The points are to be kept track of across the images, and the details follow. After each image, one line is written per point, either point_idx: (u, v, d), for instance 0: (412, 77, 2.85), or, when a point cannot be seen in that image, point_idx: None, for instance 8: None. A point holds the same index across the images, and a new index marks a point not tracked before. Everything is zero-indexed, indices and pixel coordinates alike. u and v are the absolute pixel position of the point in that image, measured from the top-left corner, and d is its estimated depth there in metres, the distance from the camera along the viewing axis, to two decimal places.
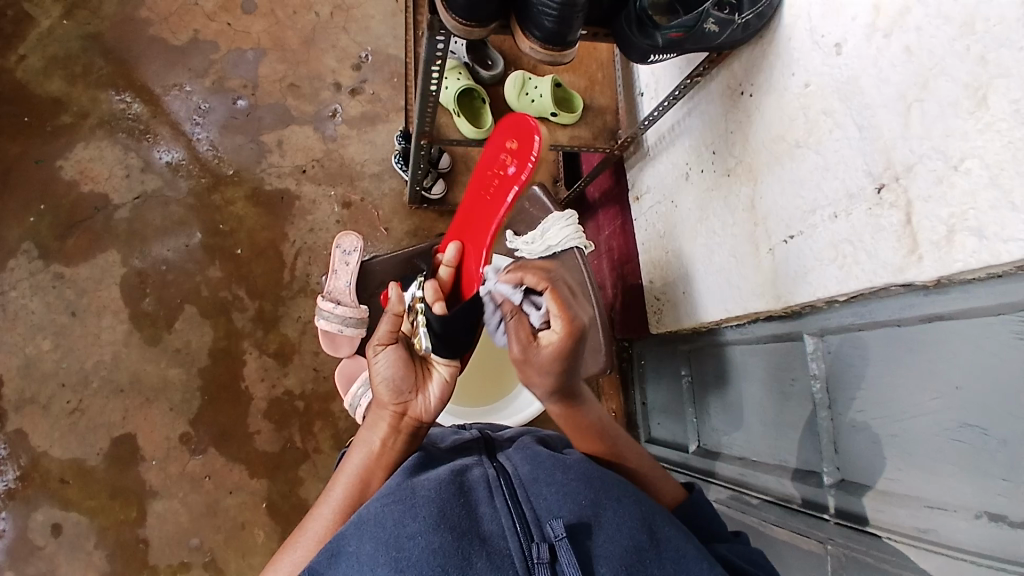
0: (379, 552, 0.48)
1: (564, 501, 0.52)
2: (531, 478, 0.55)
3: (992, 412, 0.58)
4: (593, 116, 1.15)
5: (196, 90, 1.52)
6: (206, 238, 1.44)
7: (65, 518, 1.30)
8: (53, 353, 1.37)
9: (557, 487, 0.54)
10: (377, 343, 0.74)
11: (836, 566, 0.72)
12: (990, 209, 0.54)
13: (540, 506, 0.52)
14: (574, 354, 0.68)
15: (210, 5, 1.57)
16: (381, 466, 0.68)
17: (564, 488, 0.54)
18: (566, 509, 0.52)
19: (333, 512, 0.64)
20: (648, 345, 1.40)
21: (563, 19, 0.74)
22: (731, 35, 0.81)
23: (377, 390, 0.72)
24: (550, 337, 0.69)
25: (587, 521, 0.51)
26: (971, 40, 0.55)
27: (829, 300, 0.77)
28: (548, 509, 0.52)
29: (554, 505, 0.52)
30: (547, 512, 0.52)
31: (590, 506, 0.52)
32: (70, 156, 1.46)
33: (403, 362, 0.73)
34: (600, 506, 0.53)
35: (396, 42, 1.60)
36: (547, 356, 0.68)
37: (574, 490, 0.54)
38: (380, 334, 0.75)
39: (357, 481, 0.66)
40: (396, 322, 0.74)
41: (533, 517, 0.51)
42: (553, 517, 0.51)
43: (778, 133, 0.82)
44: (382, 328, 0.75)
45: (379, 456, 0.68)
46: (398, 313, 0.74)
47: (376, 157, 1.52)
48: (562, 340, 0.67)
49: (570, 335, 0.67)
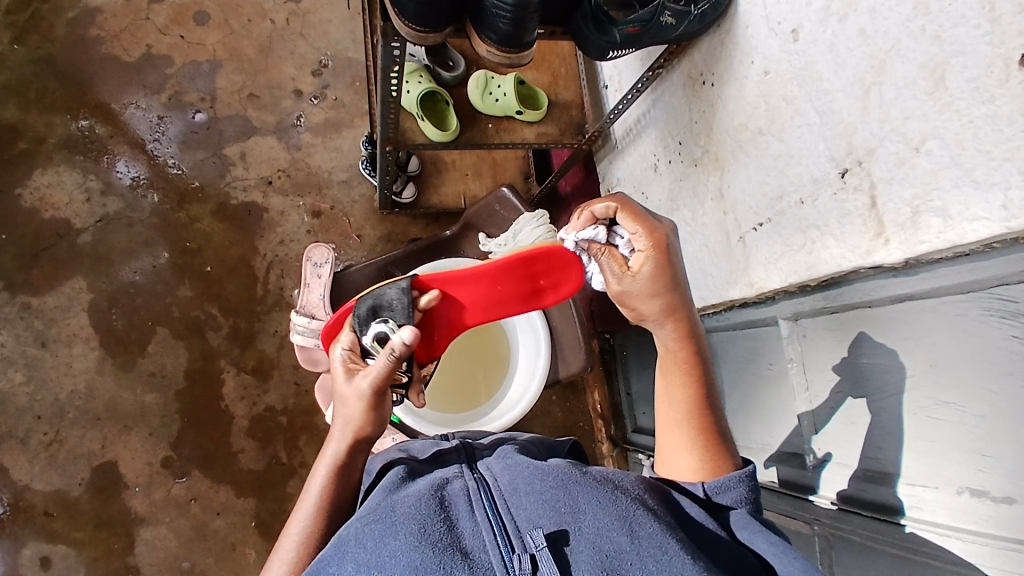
0: (361, 571, 0.48)
1: (543, 510, 0.52)
2: (511, 488, 0.55)
3: (967, 387, 0.58)
4: (558, 112, 1.14)
5: (153, 106, 1.49)
6: (174, 258, 1.41)
7: (54, 552, 1.28)
8: (27, 386, 1.34)
9: (536, 495, 0.54)
10: (377, 389, 0.64)
11: (824, 545, 0.76)
12: (953, 188, 0.54)
13: (520, 516, 0.52)
14: (665, 266, 0.68)
15: (161, 19, 1.53)
16: (345, 484, 0.65)
17: (544, 496, 0.53)
18: (545, 517, 0.51)
19: (298, 549, 0.61)
20: (630, 334, 1.33)
21: (517, 20, 0.74)
22: (687, 28, 0.81)
23: (362, 427, 0.65)
24: (641, 260, 0.68)
25: (567, 528, 0.50)
26: (926, 20, 0.55)
27: (801, 285, 0.77)
28: (528, 519, 0.51)
29: (534, 514, 0.52)
30: (528, 522, 0.51)
31: (570, 512, 0.52)
32: (28, 184, 1.42)
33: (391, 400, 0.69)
34: (580, 511, 0.52)
35: (355, 45, 1.57)
36: (648, 280, 0.68)
37: (554, 497, 0.53)
38: (380, 377, 0.64)
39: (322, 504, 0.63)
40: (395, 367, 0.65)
41: (513, 528, 0.50)
42: (534, 527, 0.50)
43: (741, 121, 0.82)
44: (384, 372, 0.64)
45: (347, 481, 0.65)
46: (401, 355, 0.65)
47: (344, 164, 1.50)
48: (653, 258, 0.67)
49: (655, 246, 0.67)
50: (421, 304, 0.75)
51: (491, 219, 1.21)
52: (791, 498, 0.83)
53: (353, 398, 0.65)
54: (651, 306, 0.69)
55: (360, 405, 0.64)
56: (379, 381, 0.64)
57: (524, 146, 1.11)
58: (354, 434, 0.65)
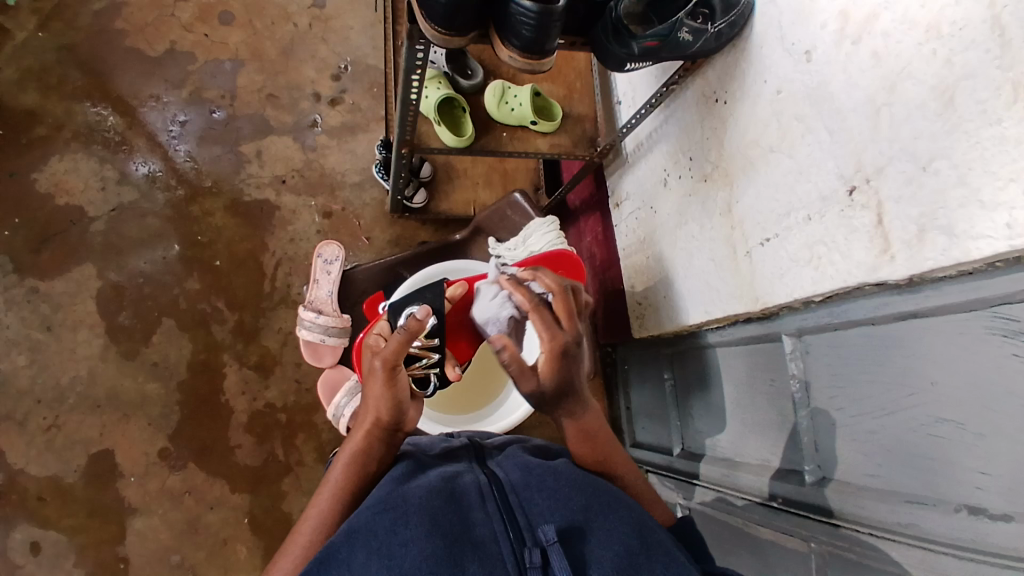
0: (372, 560, 0.48)
1: (555, 508, 0.54)
2: (522, 484, 0.57)
3: (966, 406, 0.59)
4: (572, 124, 1.16)
5: (173, 101, 1.51)
6: (184, 250, 1.43)
7: (44, 537, 1.27)
8: (29, 369, 1.34)
9: (548, 493, 0.55)
10: (387, 363, 0.66)
11: (819, 564, 0.74)
12: (959, 207, 0.55)
13: (531, 513, 0.53)
14: (561, 374, 0.66)
15: (187, 16, 1.56)
16: (365, 478, 0.66)
17: (556, 494, 0.55)
18: (556, 515, 0.53)
19: (314, 535, 0.62)
20: (631, 348, 1.38)
21: (540, 27, 0.75)
22: (703, 45, 0.83)
23: (380, 408, 0.67)
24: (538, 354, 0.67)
25: (579, 526, 0.52)
26: (937, 44, 0.57)
27: (805, 300, 0.78)
28: (540, 515, 0.53)
29: (546, 511, 0.53)
30: (538, 518, 0.53)
31: (581, 512, 0.54)
32: (44, 168, 1.44)
33: (410, 383, 0.70)
34: (591, 512, 0.54)
35: (375, 52, 1.60)
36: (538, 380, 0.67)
37: (567, 496, 0.55)
38: (391, 352, 0.66)
39: (345, 491, 0.65)
40: (406, 346, 0.66)
41: (525, 523, 0.52)
42: (544, 523, 0.52)
43: (752, 138, 0.84)
44: (393, 346, 0.65)
45: (369, 469, 0.66)
46: (410, 332, 0.66)
47: (357, 166, 1.53)
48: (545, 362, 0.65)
49: (558, 347, 0.64)
50: (450, 293, 0.84)
51: (502, 223, 1.22)
52: (786, 512, 0.83)
53: (370, 376, 0.67)
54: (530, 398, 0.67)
55: (377, 382, 0.67)
56: (390, 357, 0.66)
57: (537, 156, 1.13)
58: (372, 417, 0.67)
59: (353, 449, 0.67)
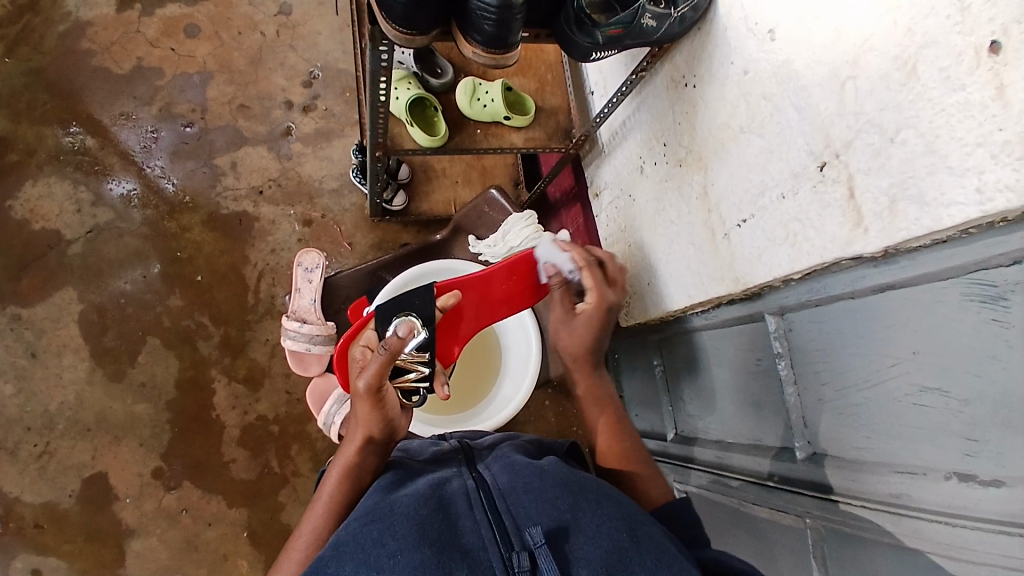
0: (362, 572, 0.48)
1: (543, 509, 0.53)
2: (509, 487, 0.57)
3: (950, 374, 0.59)
4: (545, 117, 1.15)
5: (145, 118, 1.50)
6: (165, 268, 1.42)
7: (43, 564, 1.26)
8: (17, 398, 1.33)
9: (535, 494, 0.55)
10: (372, 386, 0.64)
11: (817, 539, 0.76)
12: (929, 174, 0.55)
13: (520, 515, 0.53)
14: (603, 324, 0.90)
15: (152, 31, 1.54)
16: (354, 493, 0.65)
17: (543, 496, 0.55)
18: (545, 515, 0.53)
19: (307, 550, 0.62)
20: (619, 337, 1.38)
21: (502, 21, 0.75)
22: (668, 30, 0.83)
23: (369, 426, 0.67)
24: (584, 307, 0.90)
25: (567, 525, 0.52)
26: (897, 14, 0.57)
27: (784, 279, 0.78)
28: (527, 517, 0.53)
29: (534, 512, 0.53)
30: (526, 520, 0.53)
31: (570, 511, 0.54)
32: (19, 195, 1.43)
33: (396, 395, 0.69)
34: (579, 509, 0.54)
35: (345, 56, 1.59)
36: (580, 324, 0.90)
37: (553, 496, 0.55)
38: (373, 374, 0.64)
39: (333, 509, 0.65)
40: (389, 366, 0.64)
41: (513, 526, 0.52)
42: (533, 524, 0.52)
43: (722, 120, 0.84)
44: (377, 368, 0.64)
45: (359, 483, 0.66)
46: (391, 353, 0.63)
47: (334, 172, 1.52)
48: (593, 310, 0.89)
49: (603, 302, 0.89)
50: (443, 305, 0.80)
51: (481, 221, 1.22)
52: (781, 490, 0.83)
53: (356, 395, 0.66)
54: (574, 345, 0.90)
55: (364, 403, 0.66)
56: (375, 378, 0.64)
57: (512, 151, 1.13)
58: (363, 433, 0.67)
59: (345, 464, 0.66)
